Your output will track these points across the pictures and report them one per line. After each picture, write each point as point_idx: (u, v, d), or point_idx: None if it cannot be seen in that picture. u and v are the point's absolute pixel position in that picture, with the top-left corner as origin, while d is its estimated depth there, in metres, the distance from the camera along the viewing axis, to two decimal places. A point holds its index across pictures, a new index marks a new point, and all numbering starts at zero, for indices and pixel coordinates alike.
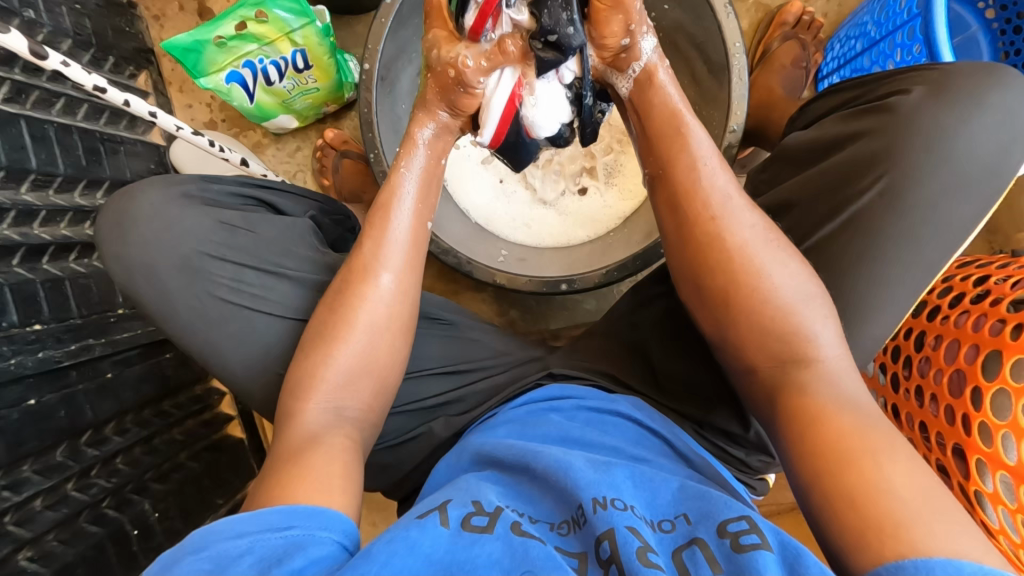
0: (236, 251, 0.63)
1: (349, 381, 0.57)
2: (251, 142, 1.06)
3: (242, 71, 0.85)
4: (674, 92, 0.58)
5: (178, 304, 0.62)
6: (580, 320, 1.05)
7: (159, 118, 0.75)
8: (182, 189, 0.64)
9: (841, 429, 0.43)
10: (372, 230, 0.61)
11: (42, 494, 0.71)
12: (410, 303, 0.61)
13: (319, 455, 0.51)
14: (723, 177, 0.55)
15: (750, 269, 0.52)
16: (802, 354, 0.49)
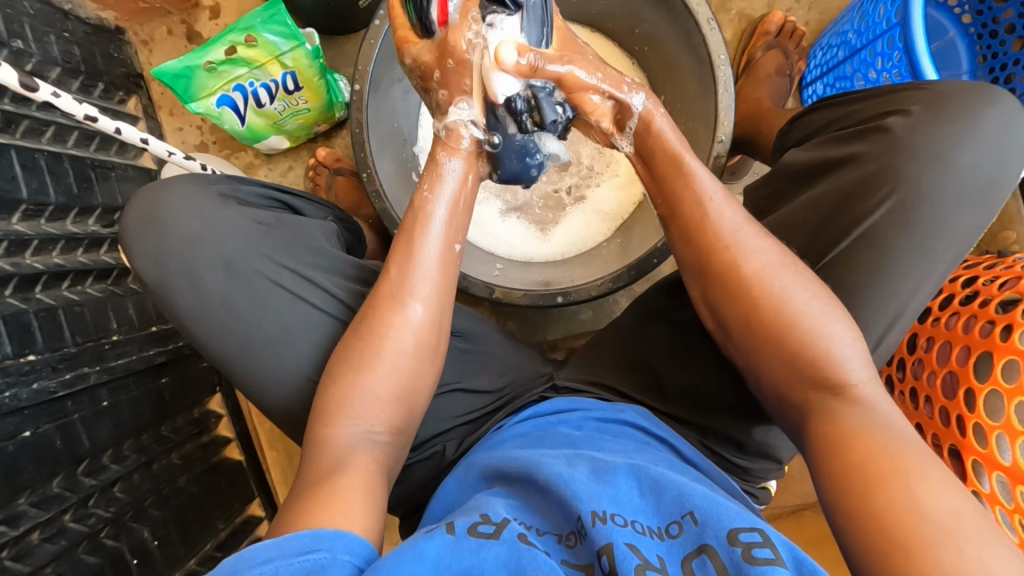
0: (272, 250, 0.63)
1: (374, 406, 0.57)
2: (243, 163, 1.06)
3: (232, 94, 0.85)
4: (672, 136, 0.60)
5: (203, 296, 0.61)
6: (577, 330, 1.05)
7: (151, 145, 0.75)
8: (217, 189, 0.65)
9: (871, 449, 0.44)
10: (398, 257, 0.61)
11: (39, 527, 0.70)
12: (439, 333, 0.62)
13: (345, 479, 0.50)
14: (733, 209, 0.56)
15: (771, 295, 0.52)
16: (835, 381, 0.49)
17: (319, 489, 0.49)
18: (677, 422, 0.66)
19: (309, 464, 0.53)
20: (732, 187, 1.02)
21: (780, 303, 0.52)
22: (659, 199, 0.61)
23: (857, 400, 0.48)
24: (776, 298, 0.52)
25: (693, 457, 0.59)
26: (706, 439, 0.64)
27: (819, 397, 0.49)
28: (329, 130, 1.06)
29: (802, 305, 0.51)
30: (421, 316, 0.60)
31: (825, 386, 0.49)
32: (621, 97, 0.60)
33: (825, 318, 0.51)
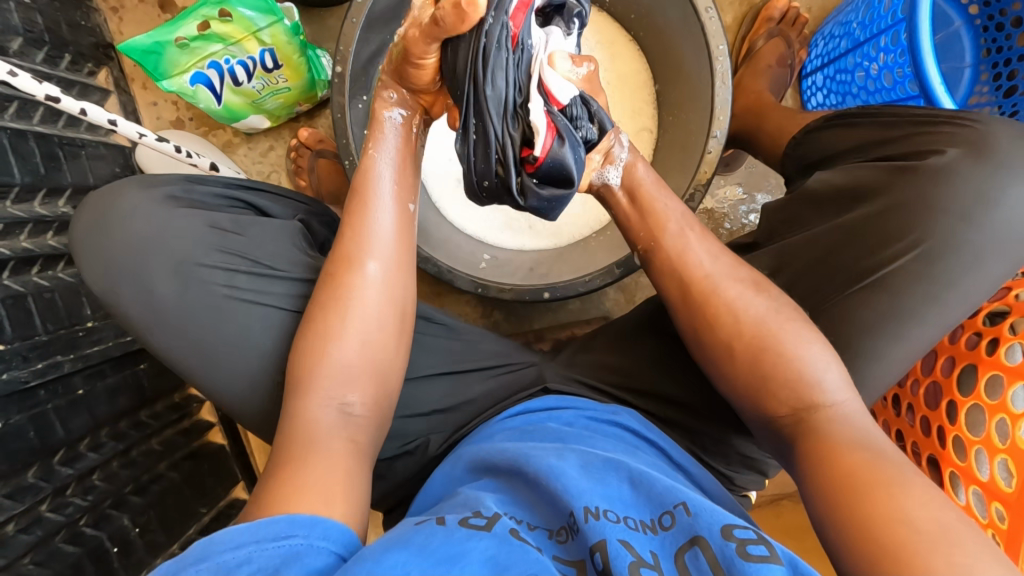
0: (228, 254, 0.60)
1: (345, 373, 0.53)
2: (221, 141, 1.02)
3: (207, 72, 0.81)
4: (645, 171, 0.64)
5: (160, 308, 0.58)
6: (564, 321, 1.04)
7: (120, 126, 0.72)
8: (166, 190, 0.61)
9: (856, 462, 0.43)
10: (352, 223, 0.58)
11: (14, 518, 0.69)
12: (405, 290, 0.58)
13: (319, 461, 0.48)
14: (703, 244, 0.59)
15: (752, 323, 0.53)
16: (811, 400, 0.49)
17: (293, 471, 0.46)
18: (666, 427, 0.66)
19: (283, 442, 0.50)
20: (726, 178, 1.03)
21: (757, 326, 0.53)
22: (637, 228, 0.62)
23: (829, 422, 0.47)
24: (755, 327, 0.53)
25: (683, 463, 0.59)
26: (694, 447, 0.64)
27: (795, 420, 0.49)
28: (311, 109, 1.02)
29: (774, 325, 0.52)
30: (382, 276, 0.57)
31: (801, 407, 0.49)
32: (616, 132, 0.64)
33: (800, 338, 0.51)
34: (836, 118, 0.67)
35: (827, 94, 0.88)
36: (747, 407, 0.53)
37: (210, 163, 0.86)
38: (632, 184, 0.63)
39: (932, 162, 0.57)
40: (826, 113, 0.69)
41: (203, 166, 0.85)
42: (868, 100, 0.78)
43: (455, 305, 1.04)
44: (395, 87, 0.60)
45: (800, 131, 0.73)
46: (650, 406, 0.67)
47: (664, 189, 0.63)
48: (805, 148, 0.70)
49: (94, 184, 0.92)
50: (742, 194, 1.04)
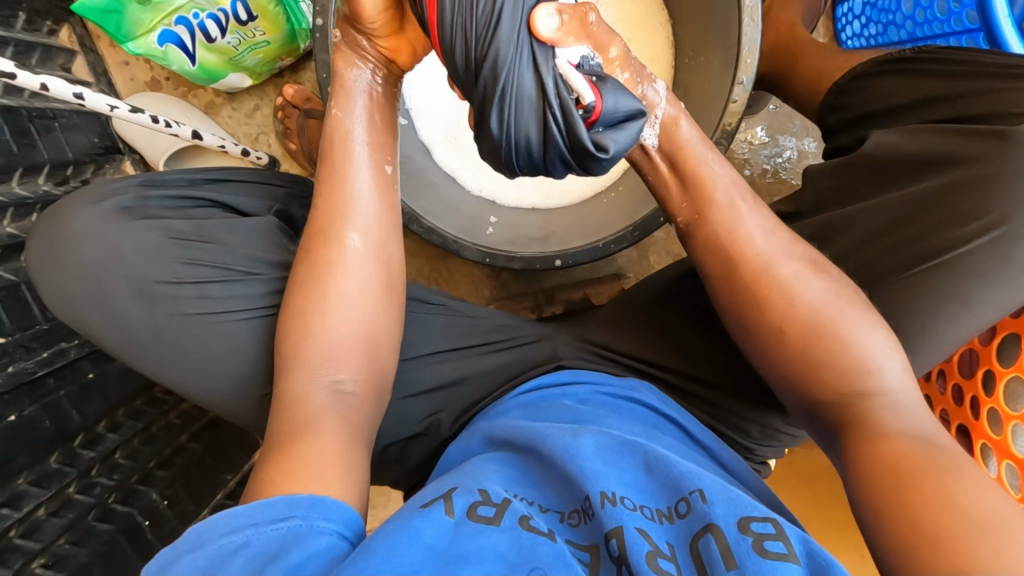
0: (195, 263, 0.56)
1: (337, 350, 0.50)
2: (202, 102, 0.95)
3: (176, 29, 0.74)
4: (697, 137, 0.56)
5: (134, 330, 0.56)
6: (574, 277, 1.02)
7: (87, 100, 0.66)
8: (117, 203, 0.58)
9: (896, 452, 0.41)
10: (328, 192, 0.54)
11: (44, 503, 0.71)
12: (387, 266, 0.54)
13: (313, 445, 0.44)
14: (747, 210, 0.53)
15: (806, 307, 0.48)
16: (854, 389, 0.45)
17: (288, 455, 0.44)
18: (689, 399, 0.63)
19: (279, 418, 0.48)
20: (748, 120, 0.96)
21: (761, 270, 0.50)
22: (682, 188, 0.55)
23: (880, 408, 0.44)
24: (786, 282, 0.50)
25: (703, 437, 0.56)
26: (717, 423, 0.62)
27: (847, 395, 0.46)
28: (294, 62, 0.95)
29: (837, 309, 0.48)
30: (365, 252, 0.53)
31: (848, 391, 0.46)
32: (645, 80, 0.54)
33: (856, 328, 0.47)
34: (895, 63, 0.64)
35: (864, 23, 0.82)
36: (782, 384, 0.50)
37: (192, 130, 0.80)
38: (679, 139, 0.55)
39: (1021, 128, 0.52)
40: (884, 56, 0.65)
41: (185, 135, 0.78)
42: (910, 33, 0.74)
43: (463, 267, 1.02)
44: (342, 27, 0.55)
45: (846, 75, 0.69)
46: (671, 379, 0.64)
47: (706, 149, 0.55)
48: (856, 96, 0.67)
49: (73, 158, 0.86)
50: (763, 138, 0.97)
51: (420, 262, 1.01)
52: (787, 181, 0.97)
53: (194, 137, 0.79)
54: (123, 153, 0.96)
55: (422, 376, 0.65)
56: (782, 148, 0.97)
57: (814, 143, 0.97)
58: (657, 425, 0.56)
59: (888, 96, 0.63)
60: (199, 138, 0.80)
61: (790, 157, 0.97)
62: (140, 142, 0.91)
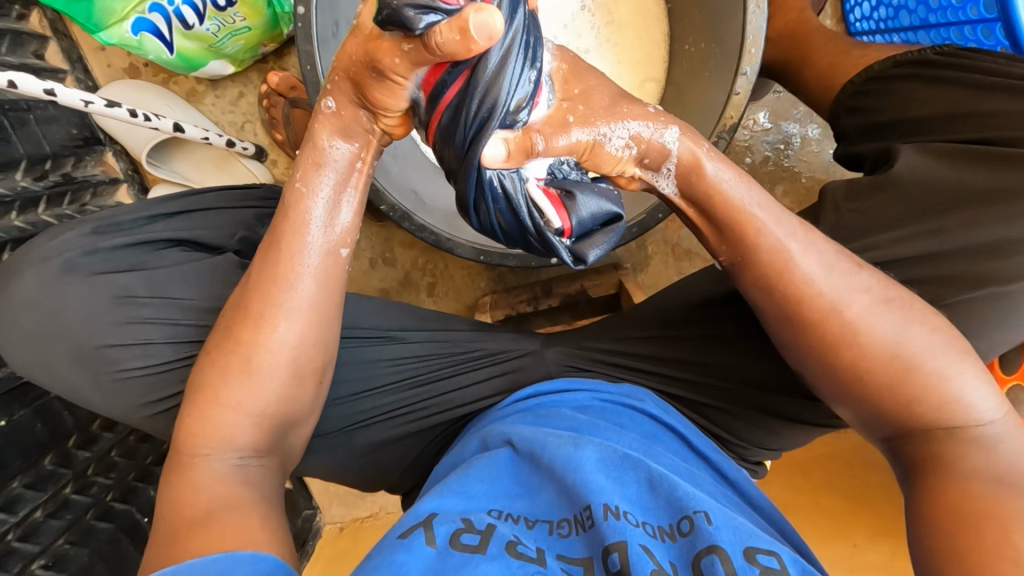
0: (143, 325, 0.55)
1: (243, 432, 0.48)
2: (184, 90, 0.92)
3: (150, 16, 0.70)
4: (727, 174, 0.50)
5: (89, 389, 0.55)
6: (572, 269, 1.01)
7: (60, 95, 0.63)
8: (61, 259, 0.55)
9: (972, 492, 0.41)
10: (262, 265, 0.49)
11: (40, 506, 0.71)
12: (318, 352, 0.51)
13: (226, 515, 0.41)
14: (811, 253, 0.49)
15: (886, 344, 0.47)
16: (959, 424, 0.45)
17: (192, 528, 0.40)
18: (687, 403, 0.63)
19: (176, 494, 0.44)
20: (752, 105, 0.93)
21: (833, 309, 0.48)
22: (720, 232, 0.51)
23: (980, 442, 0.44)
24: (854, 322, 0.47)
25: (701, 446, 0.56)
26: (714, 426, 0.62)
27: (924, 440, 0.46)
28: (278, 47, 0.91)
29: (918, 346, 0.47)
30: (292, 335, 0.49)
31: (936, 428, 0.45)
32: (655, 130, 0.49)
33: (948, 368, 0.46)
34: (920, 67, 0.62)
35: (874, 5, 0.79)
36: (842, 407, 0.50)
37: (174, 123, 0.77)
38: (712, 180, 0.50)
39: None
40: (905, 58, 0.64)
41: (166, 128, 0.76)
42: (924, 18, 0.72)
43: (457, 259, 1.00)
44: (347, 98, 0.46)
45: (863, 72, 0.67)
46: (667, 383, 0.64)
47: (750, 185, 0.50)
48: (875, 98, 0.65)
49: (51, 152, 0.83)
50: (767, 124, 0.94)
51: (414, 253, 1.00)
52: (789, 169, 0.95)
53: (176, 130, 0.76)
54: (104, 144, 0.93)
55: (414, 381, 0.64)
56: (786, 135, 0.94)
57: (818, 129, 0.94)
58: (657, 436, 0.55)
59: (911, 104, 0.61)
60: (180, 131, 0.77)
61: (794, 144, 0.94)
62: (120, 135, 0.87)
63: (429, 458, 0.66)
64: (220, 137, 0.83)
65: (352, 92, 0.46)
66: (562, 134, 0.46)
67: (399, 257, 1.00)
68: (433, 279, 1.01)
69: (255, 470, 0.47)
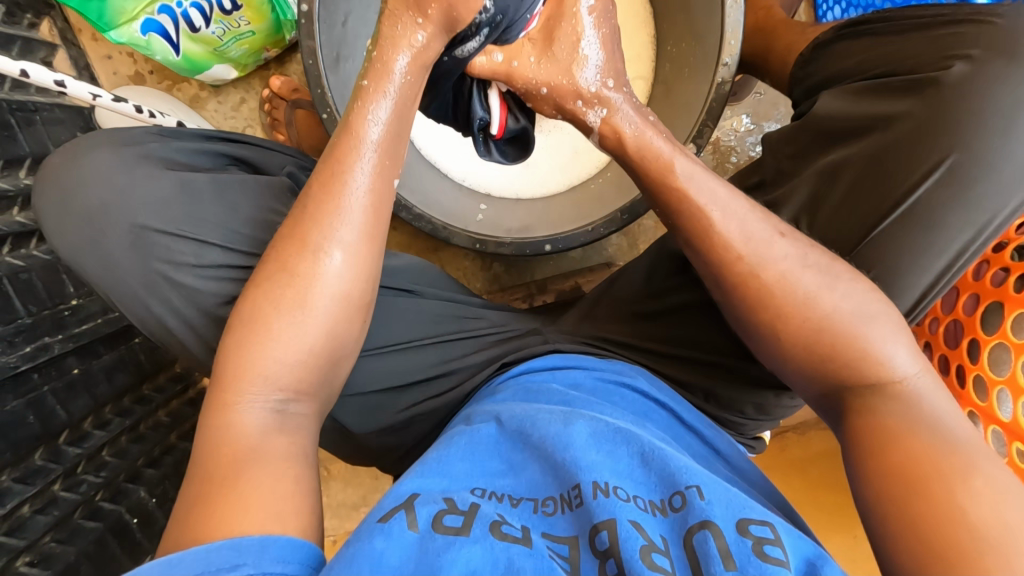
0: (198, 219, 0.56)
1: (287, 371, 0.47)
2: (187, 96, 0.95)
3: (159, 18, 0.74)
4: (658, 140, 0.57)
5: (125, 278, 0.55)
6: (565, 269, 1.03)
7: (69, 88, 0.65)
8: (140, 148, 0.57)
9: (912, 450, 0.41)
10: (318, 194, 0.50)
11: (28, 501, 0.69)
12: (368, 283, 0.51)
13: (254, 471, 0.42)
14: (738, 208, 0.52)
15: (798, 299, 0.49)
16: (876, 380, 0.46)
17: (223, 478, 0.41)
18: (682, 382, 0.64)
19: (209, 444, 0.44)
20: (734, 108, 0.97)
21: (756, 277, 0.50)
22: (650, 196, 0.56)
23: (902, 398, 0.45)
24: (775, 281, 0.50)
25: (694, 422, 0.57)
26: (708, 404, 0.63)
27: (857, 397, 0.47)
28: (280, 54, 0.95)
29: (846, 303, 0.48)
30: (342, 271, 0.49)
31: (858, 382, 0.47)
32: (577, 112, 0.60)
33: (876, 327, 0.47)
34: (854, 27, 0.66)
35: (845, 8, 0.85)
36: (787, 371, 0.51)
37: (177, 122, 0.79)
38: (634, 141, 0.57)
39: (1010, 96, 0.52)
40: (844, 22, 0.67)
41: (170, 126, 0.78)
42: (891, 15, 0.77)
43: (453, 258, 1.02)
44: (421, 26, 0.52)
45: (811, 44, 0.72)
46: (656, 361, 0.65)
47: (672, 151, 0.56)
48: (819, 64, 0.69)
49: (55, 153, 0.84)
50: (749, 124, 0.98)
51: (410, 255, 1.01)
52: None
53: (179, 128, 0.79)
54: None
55: (411, 362, 0.65)
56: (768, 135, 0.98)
57: None
58: (648, 412, 0.55)
59: (840, 60, 0.66)
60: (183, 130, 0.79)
61: None
62: None
63: (425, 440, 0.66)
64: None
65: (441, 20, 0.52)
66: (495, 52, 0.61)
67: None
68: None
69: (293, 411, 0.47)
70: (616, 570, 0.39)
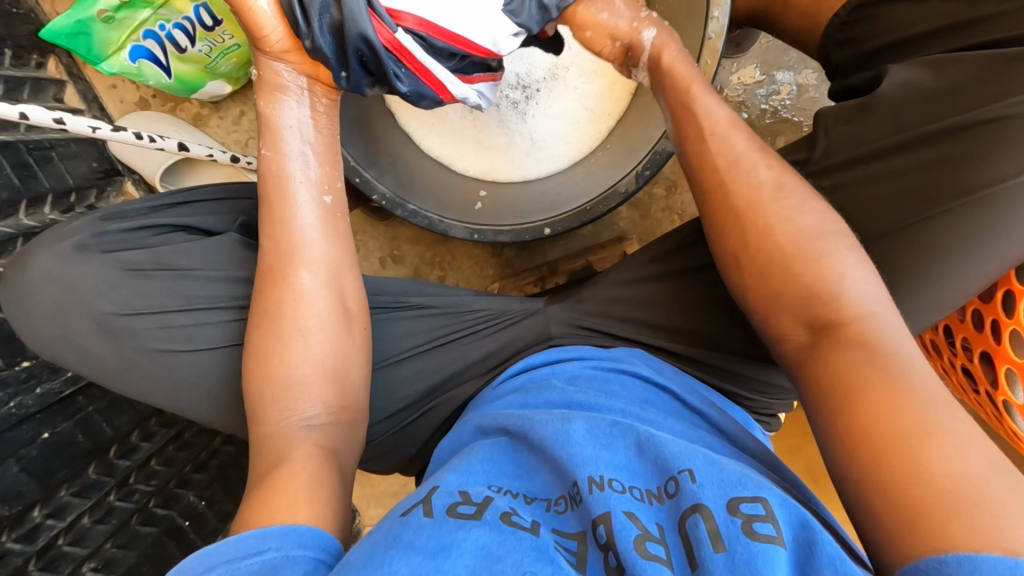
0: (156, 295, 0.58)
1: (302, 381, 0.51)
2: (191, 115, 0.97)
3: (145, 43, 0.78)
4: (683, 63, 0.58)
5: (105, 363, 0.58)
6: (577, 248, 1.01)
7: (69, 124, 0.68)
8: (73, 241, 0.58)
9: (888, 403, 0.38)
10: (274, 234, 0.55)
11: (87, 512, 0.75)
12: (344, 287, 0.56)
13: (283, 472, 0.45)
14: (738, 137, 0.53)
15: (766, 226, 0.48)
16: (838, 316, 0.43)
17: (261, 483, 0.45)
18: (689, 360, 0.62)
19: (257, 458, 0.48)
20: (739, 61, 0.91)
21: (751, 202, 0.50)
22: (672, 124, 0.58)
23: (859, 338, 0.42)
24: (767, 199, 0.49)
25: (700, 405, 0.54)
26: (725, 382, 0.60)
27: (835, 330, 0.43)
28: None
29: (804, 229, 0.47)
30: (320, 295, 0.54)
31: (820, 327, 0.44)
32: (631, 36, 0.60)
33: (830, 252, 0.46)
34: None
35: None
36: (761, 317, 0.49)
37: (179, 143, 0.81)
38: (669, 65, 0.58)
39: None
40: None
41: (172, 148, 0.80)
42: None
43: (461, 248, 1.01)
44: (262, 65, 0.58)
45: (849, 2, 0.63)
46: (663, 338, 0.63)
47: (694, 76, 0.57)
48: (863, 28, 0.62)
49: (75, 185, 0.89)
50: (760, 76, 0.92)
51: (420, 248, 1.01)
52: (789, 120, 0.92)
53: (180, 149, 0.81)
54: (123, 175, 0.98)
55: (415, 365, 0.65)
56: (780, 85, 0.92)
57: (815, 75, 0.91)
58: (649, 399, 0.54)
59: (894, 12, 0.59)
60: (185, 150, 0.81)
61: (789, 93, 0.92)
62: (137, 164, 0.93)
63: (436, 438, 0.66)
64: (224, 154, 0.87)
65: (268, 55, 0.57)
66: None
67: (407, 254, 1.02)
68: (442, 272, 1.02)
69: (310, 419, 0.50)
70: (616, 562, 0.38)
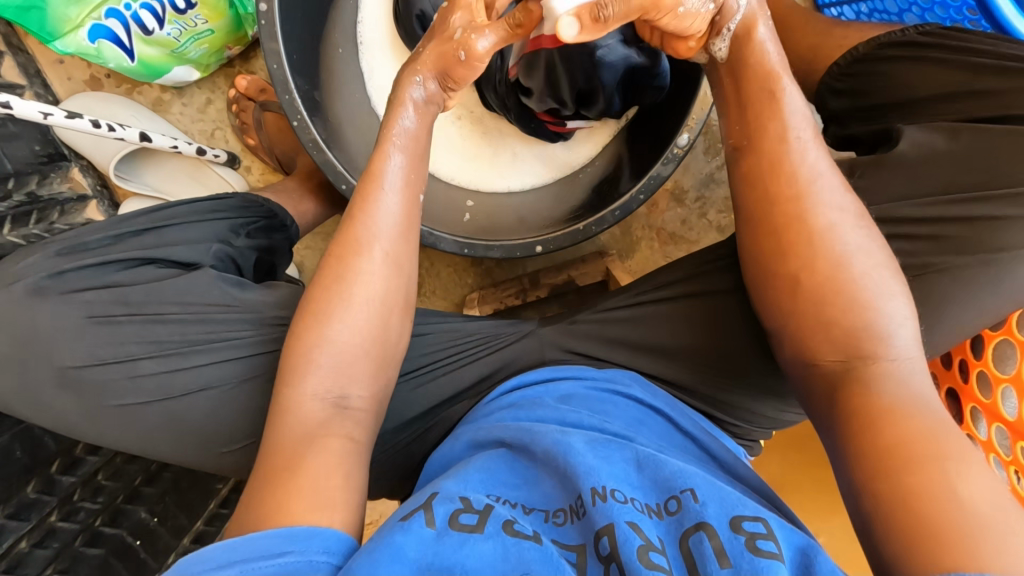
0: (123, 341, 0.53)
1: (347, 364, 0.48)
2: (149, 100, 0.89)
3: (107, 23, 0.70)
4: (773, 49, 0.54)
5: (67, 412, 0.53)
6: (557, 260, 1.01)
7: (18, 108, 0.60)
8: (28, 283, 0.53)
9: (905, 432, 0.39)
10: (359, 204, 0.53)
11: (24, 535, 0.69)
12: (407, 283, 0.53)
13: (310, 457, 0.42)
14: (814, 152, 0.51)
15: (829, 256, 0.48)
16: (868, 350, 0.45)
17: (281, 469, 0.42)
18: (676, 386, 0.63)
19: (271, 440, 0.45)
20: None
21: (784, 223, 0.50)
22: (737, 125, 0.55)
23: (886, 376, 0.43)
24: (822, 230, 0.49)
25: (690, 428, 0.56)
26: (709, 406, 0.62)
27: (859, 367, 0.45)
28: (245, 50, 0.90)
29: (860, 266, 0.47)
30: (377, 273, 0.51)
31: (853, 357, 0.45)
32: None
33: (878, 292, 0.46)
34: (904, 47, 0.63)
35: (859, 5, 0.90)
36: (789, 348, 0.50)
37: (141, 133, 0.74)
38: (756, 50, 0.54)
39: None
40: (888, 38, 0.64)
41: (133, 139, 0.73)
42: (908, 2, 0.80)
43: (441, 257, 0.99)
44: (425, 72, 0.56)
45: (847, 55, 0.67)
46: (653, 362, 0.63)
47: (783, 72, 0.54)
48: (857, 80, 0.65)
49: (13, 170, 0.80)
50: None
51: None
52: None
53: (142, 139, 0.74)
54: (70, 160, 0.90)
55: (403, 387, 0.63)
56: None
57: None
58: (641, 419, 0.54)
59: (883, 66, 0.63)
60: (147, 141, 0.74)
61: None
62: (87, 150, 0.85)
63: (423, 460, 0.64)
64: (190, 145, 0.81)
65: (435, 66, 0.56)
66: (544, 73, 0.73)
67: None
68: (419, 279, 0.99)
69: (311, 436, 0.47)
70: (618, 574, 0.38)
